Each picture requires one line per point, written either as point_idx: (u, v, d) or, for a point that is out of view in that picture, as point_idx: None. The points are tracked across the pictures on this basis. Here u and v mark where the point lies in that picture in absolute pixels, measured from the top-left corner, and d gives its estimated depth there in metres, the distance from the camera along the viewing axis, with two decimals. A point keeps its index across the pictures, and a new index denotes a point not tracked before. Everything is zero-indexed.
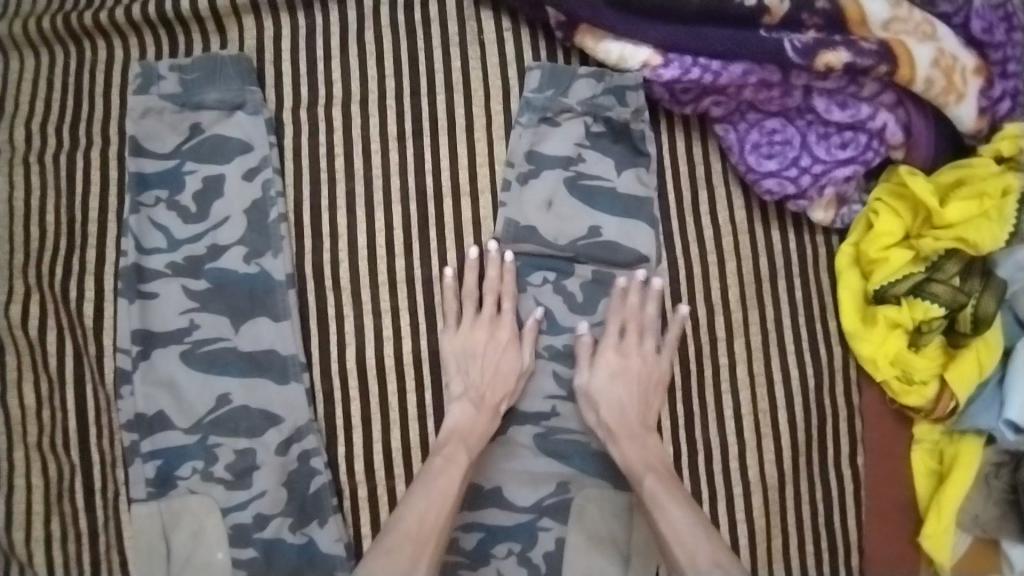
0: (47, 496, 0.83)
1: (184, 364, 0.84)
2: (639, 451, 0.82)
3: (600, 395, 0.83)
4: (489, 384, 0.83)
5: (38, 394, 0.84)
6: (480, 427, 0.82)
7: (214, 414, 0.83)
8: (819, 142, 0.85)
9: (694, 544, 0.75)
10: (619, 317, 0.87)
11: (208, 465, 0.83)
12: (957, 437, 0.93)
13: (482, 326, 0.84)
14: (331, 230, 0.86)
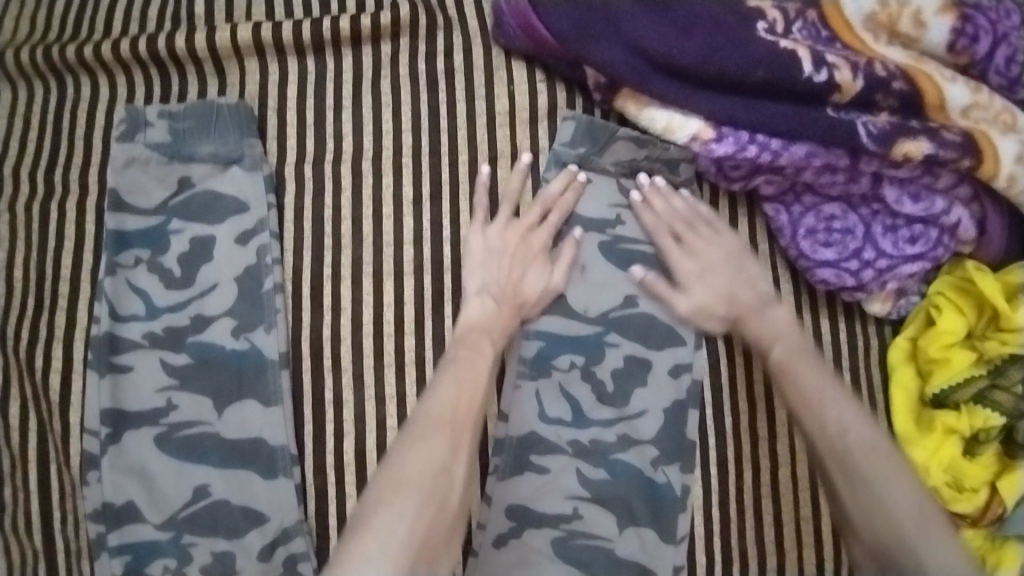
0: None
1: (158, 449, 0.74)
2: (768, 323, 0.75)
3: (710, 299, 0.77)
4: (477, 368, 0.71)
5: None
6: (463, 410, 0.68)
7: (190, 509, 0.73)
8: (885, 235, 0.76)
9: (830, 417, 0.69)
10: (540, 199, 0.78)
11: (180, 565, 0.73)
12: (999, 543, 0.80)
13: (507, 261, 0.76)
14: (334, 303, 0.77)
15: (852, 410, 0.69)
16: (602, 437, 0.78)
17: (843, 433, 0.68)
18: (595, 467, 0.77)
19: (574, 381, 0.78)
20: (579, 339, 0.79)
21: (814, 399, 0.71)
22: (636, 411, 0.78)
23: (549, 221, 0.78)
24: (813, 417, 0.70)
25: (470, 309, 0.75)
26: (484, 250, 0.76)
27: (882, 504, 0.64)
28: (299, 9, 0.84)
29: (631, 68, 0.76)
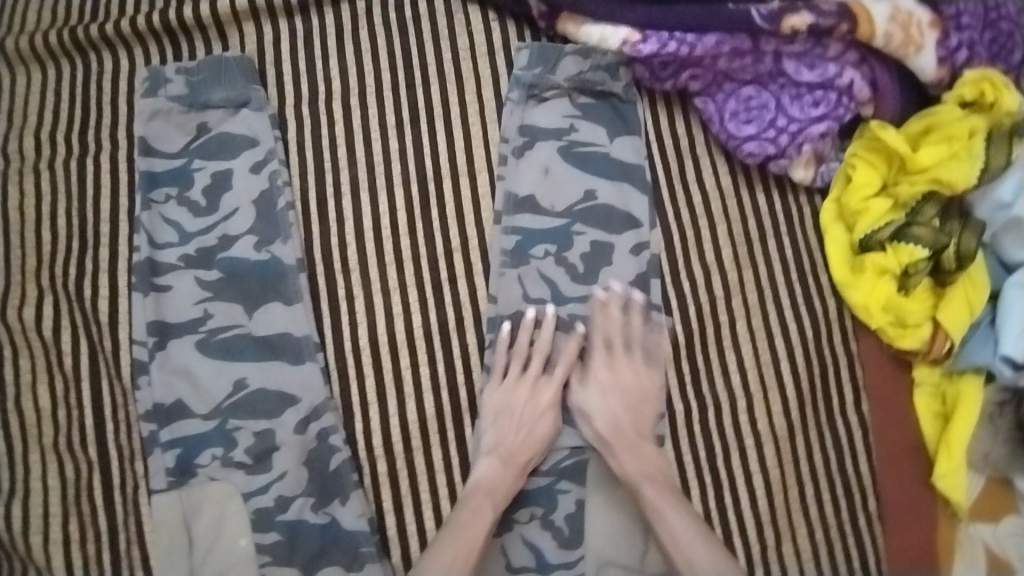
0: (64, 496, 0.85)
1: (200, 352, 0.86)
2: (638, 460, 0.84)
3: (593, 408, 0.86)
4: (522, 444, 0.84)
5: (60, 395, 0.87)
6: (505, 486, 0.82)
7: (232, 399, 0.85)
8: (793, 103, 0.91)
9: (682, 541, 0.79)
10: (540, 352, 0.87)
11: (227, 450, 0.84)
12: (957, 378, 0.96)
13: (512, 431, 0.84)
14: (338, 214, 0.90)
15: (676, 517, 0.80)
16: (579, 311, 0.90)
17: (695, 544, 0.78)
18: (575, 336, 0.90)
19: (549, 266, 0.90)
20: (550, 231, 0.91)
21: (661, 514, 0.81)
22: (606, 286, 0.91)
23: (534, 149, 0.93)
24: (668, 529, 0.80)
25: (481, 470, 0.83)
26: (498, 403, 0.85)
27: (686, 553, 0.78)
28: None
29: None
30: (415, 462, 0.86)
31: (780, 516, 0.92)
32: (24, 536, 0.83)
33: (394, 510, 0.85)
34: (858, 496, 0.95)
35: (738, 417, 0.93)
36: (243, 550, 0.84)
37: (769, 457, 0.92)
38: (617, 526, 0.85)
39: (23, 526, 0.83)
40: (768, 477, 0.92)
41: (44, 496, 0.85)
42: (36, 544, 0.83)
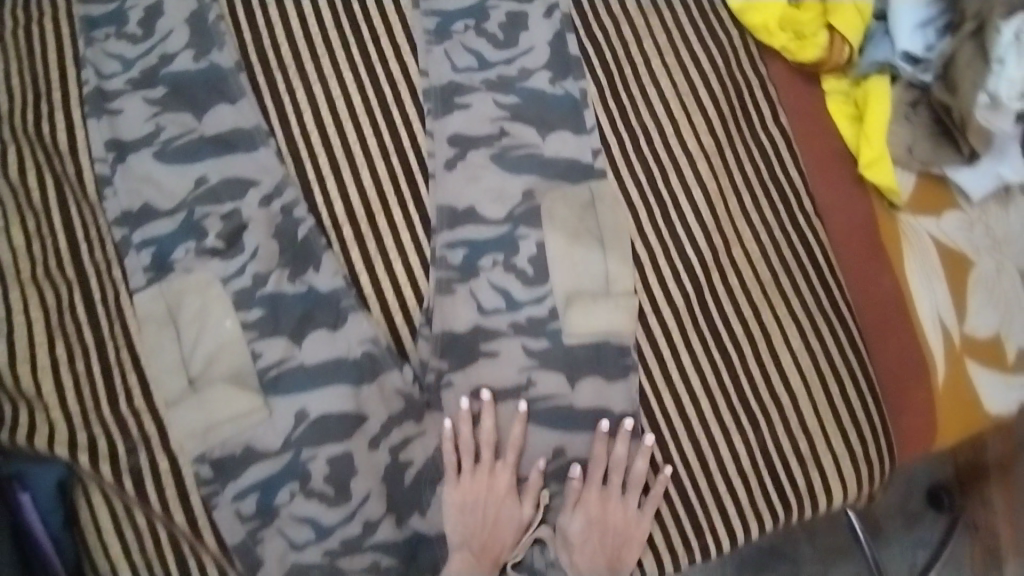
0: (48, 324, 0.87)
1: (158, 161, 0.90)
2: (587, 555, 0.90)
3: (574, 541, 0.90)
4: (490, 537, 0.89)
5: (25, 232, 0.89)
6: (480, 574, 0.87)
7: (196, 193, 0.89)
8: None
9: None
10: (486, 443, 0.89)
11: (199, 241, 0.89)
12: (865, 82, 1.04)
13: (489, 524, 0.89)
14: (267, 22, 0.96)
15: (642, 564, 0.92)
16: (507, 72, 0.97)
17: None
18: (506, 94, 0.96)
19: (472, 39, 0.97)
20: (466, 9, 0.98)
21: None
22: (526, 49, 0.98)
23: None
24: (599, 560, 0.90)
25: (456, 566, 0.87)
26: (460, 502, 0.88)
27: None
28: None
29: None
30: (378, 224, 0.92)
31: (725, 225, 0.99)
32: (12, 367, 0.85)
33: (366, 268, 0.90)
34: (796, 201, 1.03)
35: (669, 141, 1.00)
36: (230, 330, 0.88)
37: (704, 175, 1.00)
38: (577, 256, 0.93)
39: (10, 358, 0.85)
40: (707, 194, 1.00)
41: (28, 327, 0.87)
42: (25, 373, 0.85)
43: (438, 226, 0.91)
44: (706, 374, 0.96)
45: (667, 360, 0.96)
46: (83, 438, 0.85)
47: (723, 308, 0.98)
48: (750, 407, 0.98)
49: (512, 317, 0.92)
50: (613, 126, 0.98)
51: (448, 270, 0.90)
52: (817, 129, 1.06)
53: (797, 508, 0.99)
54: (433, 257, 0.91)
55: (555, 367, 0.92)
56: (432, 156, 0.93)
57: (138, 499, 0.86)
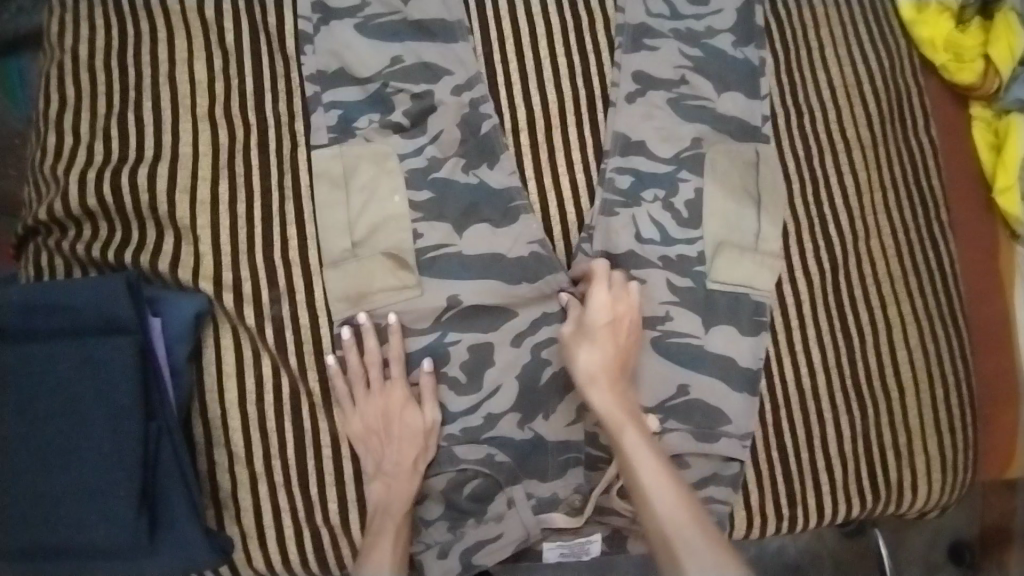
0: (215, 162, 0.90)
1: (359, 34, 0.92)
2: (598, 352, 0.84)
3: (573, 342, 0.86)
4: (398, 447, 0.85)
5: (211, 70, 0.92)
6: (401, 488, 0.84)
7: (391, 71, 0.92)
8: None
9: (662, 493, 0.76)
10: (373, 363, 0.87)
11: (385, 115, 0.92)
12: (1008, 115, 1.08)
13: (387, 452, 0.85)
14: None
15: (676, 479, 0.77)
16: (695, 27, 1.00)
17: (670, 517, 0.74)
18: (692, 46, 0.99)
19: None
20: None
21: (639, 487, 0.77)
22: (715, 10, 1.01)
23: None
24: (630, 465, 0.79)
25: (373, 492, 0.85)
26: (361, 431, 0.86)
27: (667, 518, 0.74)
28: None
29: None
30: (554, 139, 0.94)
31: (868, 216, 1.03)
32: (171, 191, 0.88)
33: (535, 176, 0.93)
34: (934, 208, 1.07)
35: (830, 127, 1.03)
36: (397, 205, 0.90)
37: (858, 165, 1.03)
38: (733, 210, 0.96)
39: (172, 185, 0.89)
40: (856, 183, 1.03)
41: (194, 158, 0.90)
42: (181, 202, 0.88)
43: (612, 150, 0.93)
44: (826, 350, 0.99)
45: (794, 331, 0.98)
46: (229, 278, 0.87)
47: (853, 292, 1.01)
48: (860, 392, 1.01)
49: (664, 251, 0.93)
50: (783, 97, 1.01)
51: (614, 193, 0.92)
52: (956, 144, 1.13)
53: (883, 501, 1.01)
54: (601, 177, 0.93)
55: (694, 309, 0.93)
56: (615, 87, 0.96)
57: (274, 346, 0.87)
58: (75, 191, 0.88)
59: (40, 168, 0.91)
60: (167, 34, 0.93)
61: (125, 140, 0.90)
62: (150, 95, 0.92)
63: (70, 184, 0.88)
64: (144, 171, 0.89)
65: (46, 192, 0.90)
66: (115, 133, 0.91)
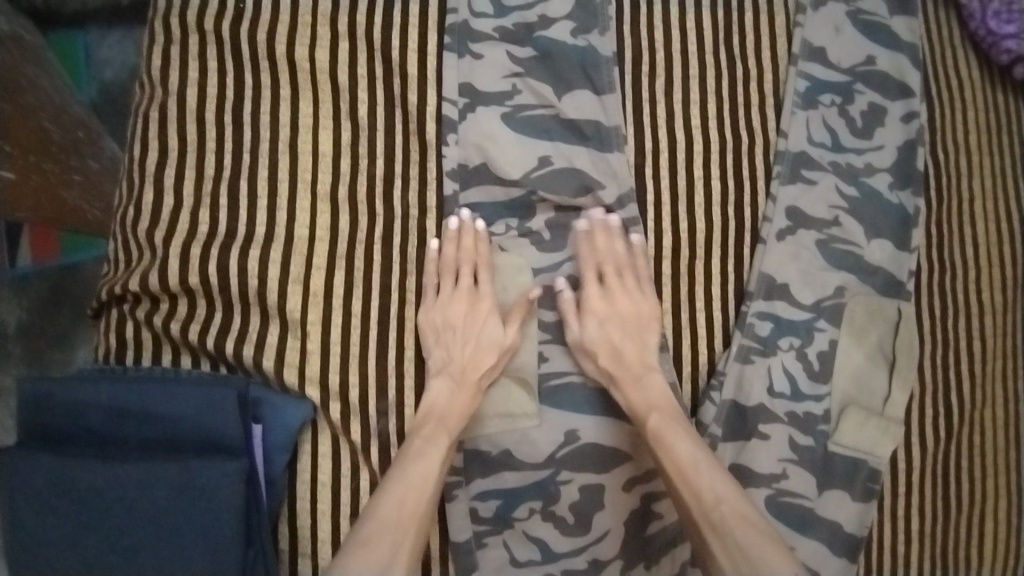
0: (333, 252, 0.83)
1: (505, 125, 0.86)
2: (631, 304, 0.84)
3: (596, 345, 0.83)
4: (469, 359, 0.81)
5: (337, 144, 0.84)
6: (459, 406, 0.79)
7: (539, 173, 0.85)
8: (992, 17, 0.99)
9: (703, 485, 0.75)
10: (467, 261, 0.83)
11: (523, 222, 0.87)
12: None
13: (458, 351, 0.81)
14: (648, 21, 0.90)
15: (721, 475, 0.76)
16: (854, 163, 0.93)
17: (715, 500, 0.74)
18: (849, 184, 0.92)
19: (834, 116, 0.93)
20: (836, 85, 0.94)
21: (667, 440, 0.78)
22: (877, 145, 0.94)
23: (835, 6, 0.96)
24: (672, 456, 0.77)
25: (432, 392, 0.80)
26: (437, 324, 0.82)
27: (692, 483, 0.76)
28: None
29: None
30: (697, 270, 0.88)
31: (990, 383, 0.99)
32: (281, 280, 0.81)
33: (672, 309, 0.87)
34: None
35: (969, 286, 0.98)
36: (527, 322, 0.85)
37: (989, 329, 0.98)
38: (866, 370, 0.91)
39: (283, 274, 0.81)
40: (983, 347, 0.98)
41: (309, 244, 0.82)
42: (295, 294, 0.81)
43: (756, 292, 0.87)
44: (925, 518, 0.96)
45: (898, 496, 0.95)
46: (337, 383, 0.80)
47: (961, 461, 0.97)
48: (952, 565, 0.97)
49: (791, 406, 0.88)
50: (928, 250, 0.96)
51: (752, 340, 0.87)
52: None
53: None
54: (740, 319, 0.87)
55: (810, 470, 0.88)
56: (767, 222, 0.89)
57: (376, 463, 0.81)
58: (175, 265, 0.80)
59: (130, 228, 0.82)
60: (291, 93, 0.84)
61: (234, 212, 0.82)
62: (267, 164, 0.83)
63: (169, 259, 0.80)
64: (254, 254, 0.81)
65: (139, 260, 0.81)
66: (224, 202, 0.82)
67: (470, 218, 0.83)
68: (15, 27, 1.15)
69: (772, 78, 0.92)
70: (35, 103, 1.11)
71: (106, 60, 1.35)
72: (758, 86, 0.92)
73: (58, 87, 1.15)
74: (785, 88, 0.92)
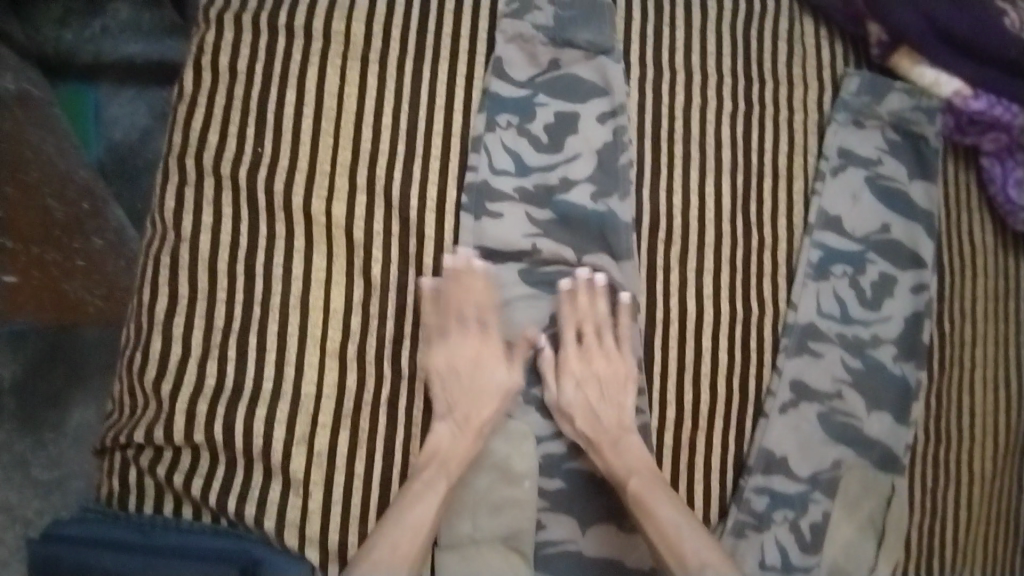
0: (338, 411, 0.83)
1: (521, 279, 0.87)
2: (607, 367, 0.86)
3: (574, 408, 0.85)
4: (472, 403, 0.83)
5: (348, 301, 0.84)
6: (462, 449, 0.82)
7: (549, 331, 0.88)
8: (1013, 186, 1.00)
9: (687, 550, 0.78)
10: (477, 307, 0.85)
11: (529, 387, 0.87)
12: None
13: (466, 398, 0.83)
14: (667, 185, 0.90)
15: (706, 541, 0.79)
16: (861, 334, 0.93)
17: (700, 567, 0.77)
18: (855, 356, 0.93)
19: (845, 287, 0.93)
20: (849, 253, 0.94)
21: (650, 508, 0.80)
22: (885, 317, 0.95)
23: (855, 172, 0.96)
24: (656, 524, 0.80)
25: (436, 435, 0.82)
26: (442, 366, 0.84)
27: (675, 547, 0.78)
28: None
29: (918, 30, 0.93)
30: (697, 442, 0.88)
31: (977, 551, 1.00)
32: (286, 438, 0.82)
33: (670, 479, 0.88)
34: None
35: (961, 455, 0.99)
36: (528, 491, 0.84)
37: (978, 497, 1.00)
38: (858, 545, 0.91)
39: (289, 433, 0.82)
40: (970, 514, 0.99)
41: (315, 401, 0.83)
42: (300, 453, 0.82)
43: (754, 468, 0.89)
44: None
45: None
46: (335, 544, 0.82)
47: None
48: None
49: None
50: (926, 419, 0.98)
51: (747, 514, 0.88)
52: None
53: None
54: (738, 492, 0.89)
55: None
56: (771, 395, 0.90)
57: None
58: (181, 421, 0.81)
59: (136, 377, 0.82)
60: (304, 245, 0.84)
61: (242, 365, 0.82)
62: (277, 318, 0.83)
63: (175, 414, 0.81)
64: (261, 413, 0.82)
65: (145, 411, 0.82)
66: (231, 356, 0.82)
67: (468, 254, 0.85)
68: (23, 84, 1.13)
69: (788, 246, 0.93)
70: (39, 178, 1.07)
71: (117, 119, 1.27)
72: (773, 254, 0.92)
73: (65, 153, 1.13)
74: (799, 258, 0.92)
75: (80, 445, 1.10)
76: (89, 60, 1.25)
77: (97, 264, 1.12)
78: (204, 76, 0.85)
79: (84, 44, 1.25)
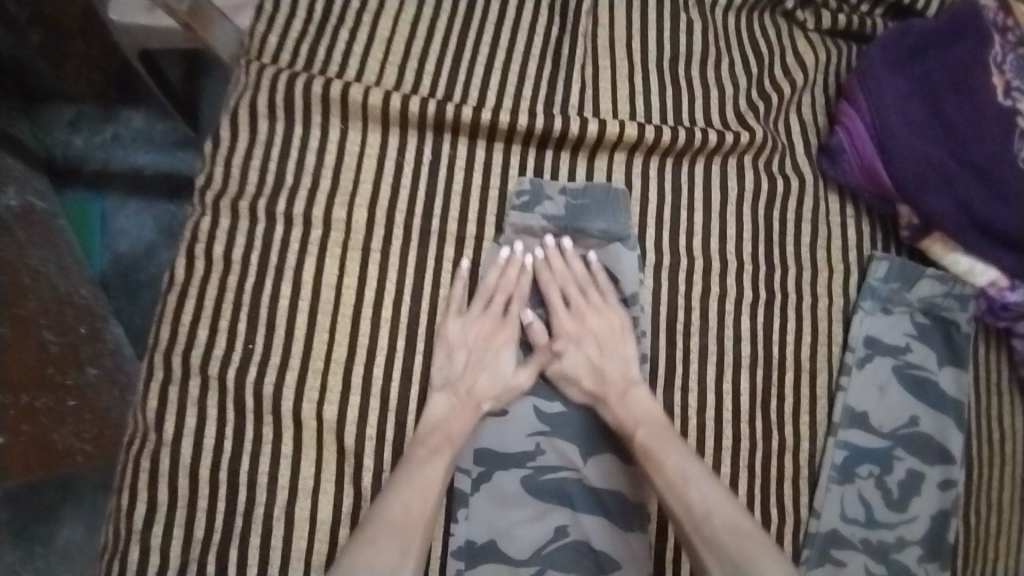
0: None
1: (526, 489, 0.81)
2: (605, 323, 0.84)
3: (578, 369, 0.83)
4: (473, 377, 0.81)
5: (339, 511, 0.79)
6: (462, 419, 0.80)
7: (553, 545, 0.81)
8: None
9: (694, 496, 0.73)
10: (499, 291, 0.83)
11: None
12: None
13: (469, 369, 0.81)
14: (683, 382, 0.85)
15: (712, 486, 0.74)
16: (885, 538, 0.86)
17: (709, 513, 0.72)
18: (878, 561, 0.85)
19: (870, 489, 0.87)
20: (875, 451, 0.88)
21: (659, 456, 0.76)
22: (910, 517, 0.87)
23: (885, 364, 0.90)
24: (663, 472, 0.75)
25: (434, 405, 0.80)
26: (453, 338, 0.82)
27: (682, 494, 0.74)
28: (656, 103, 0.92)
29: (956, 223, 0.88)
30: None
31: None
32: None
33: None
34: None
35: None
36: None
37: None
38: None
39: None
40: None
41: None
42: None
43: None
44: None
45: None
46: None
47: None
48: None
49: None
50: None
51: None
52: None
53: None
54: None
55: None
56: None
57: None
58: None
59: None
60: (294, 450, 0.79)
61: None
62: (262, 529, 0.78)
63: None
64: None
65: None
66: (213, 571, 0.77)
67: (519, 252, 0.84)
68: (25, 196, 1.03)
69: (810, 445, 0.88)
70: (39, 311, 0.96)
71: (124, 231, 1.15)
72: (793, 455, 0.87)
73: (66, 271, 1.03)
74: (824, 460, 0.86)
75: (70, 566, 1.04)
76: (99, 167, 1.15)
77: (92, 402, 1.00)
78: (197, 264, 0.82)
79: (92, 149, 1.16)
